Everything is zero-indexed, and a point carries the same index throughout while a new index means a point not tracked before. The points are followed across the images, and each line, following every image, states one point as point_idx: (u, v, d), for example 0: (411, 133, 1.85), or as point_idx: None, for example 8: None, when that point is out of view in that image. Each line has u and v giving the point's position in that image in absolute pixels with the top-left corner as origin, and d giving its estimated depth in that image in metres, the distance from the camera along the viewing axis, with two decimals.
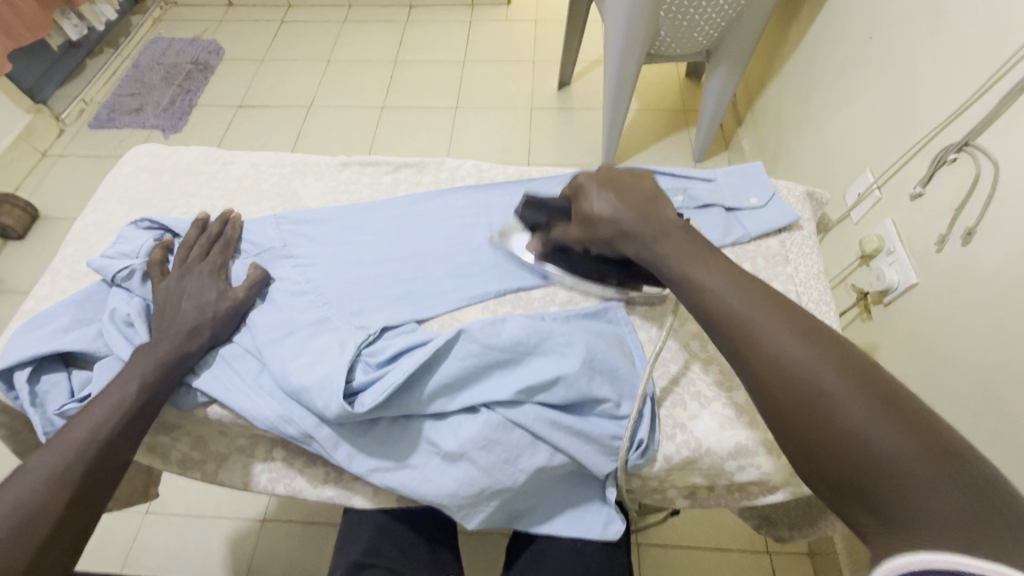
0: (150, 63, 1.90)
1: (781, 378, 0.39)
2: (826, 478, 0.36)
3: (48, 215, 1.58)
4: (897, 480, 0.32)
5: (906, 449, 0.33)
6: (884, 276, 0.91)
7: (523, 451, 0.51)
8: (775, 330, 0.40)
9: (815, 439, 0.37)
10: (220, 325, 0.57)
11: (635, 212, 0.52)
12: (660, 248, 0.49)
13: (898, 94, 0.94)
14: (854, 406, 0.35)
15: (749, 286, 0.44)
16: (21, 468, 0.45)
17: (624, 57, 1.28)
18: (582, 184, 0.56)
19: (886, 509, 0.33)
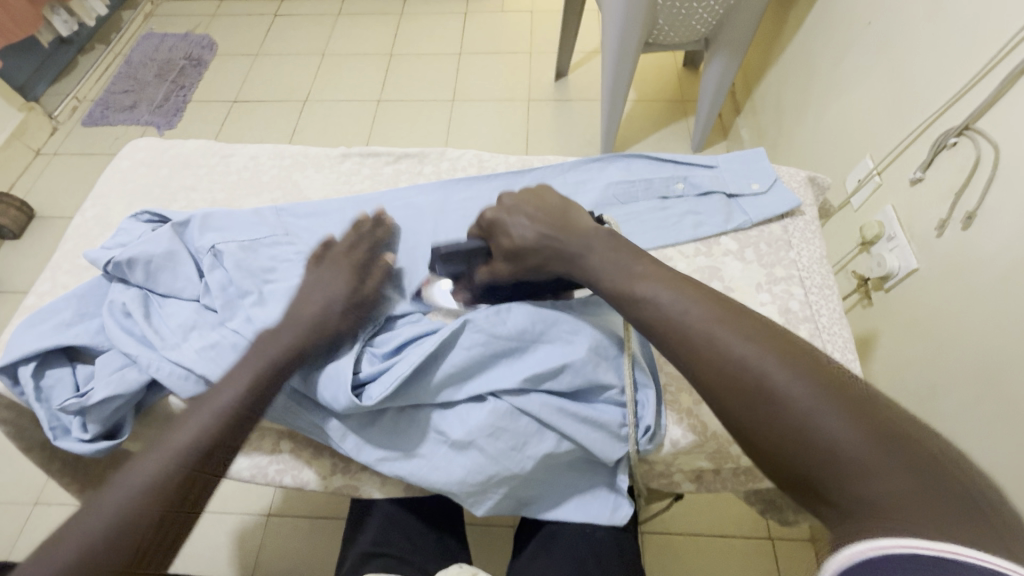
0: (143, 59, 1.88)
1: (728, 379, 0.39)
2: (781, 472, 0.36)
3: (44, 214, 1.57)
4: (846, 466, 0.33)
5: (846, 436, 0.34)
6: (885, 262, 0.91)
7: (530, 438, 0.51)
8: (722, 331, 0.41)
9: (769, 437, 0.37)
10: (353, 322, 0.55)
11: (558, 229, 0.54)
12: (588, 261, 0.52)
13: (898, 79, 0.94)
14: (801, 397, 0.36)
15: (693, 292, 0.45)
16: (120, 468, 0.41)
17: (622, 46, 1.27)
18: (495, 222, 0.58)
19: (837, 496, 0.33)
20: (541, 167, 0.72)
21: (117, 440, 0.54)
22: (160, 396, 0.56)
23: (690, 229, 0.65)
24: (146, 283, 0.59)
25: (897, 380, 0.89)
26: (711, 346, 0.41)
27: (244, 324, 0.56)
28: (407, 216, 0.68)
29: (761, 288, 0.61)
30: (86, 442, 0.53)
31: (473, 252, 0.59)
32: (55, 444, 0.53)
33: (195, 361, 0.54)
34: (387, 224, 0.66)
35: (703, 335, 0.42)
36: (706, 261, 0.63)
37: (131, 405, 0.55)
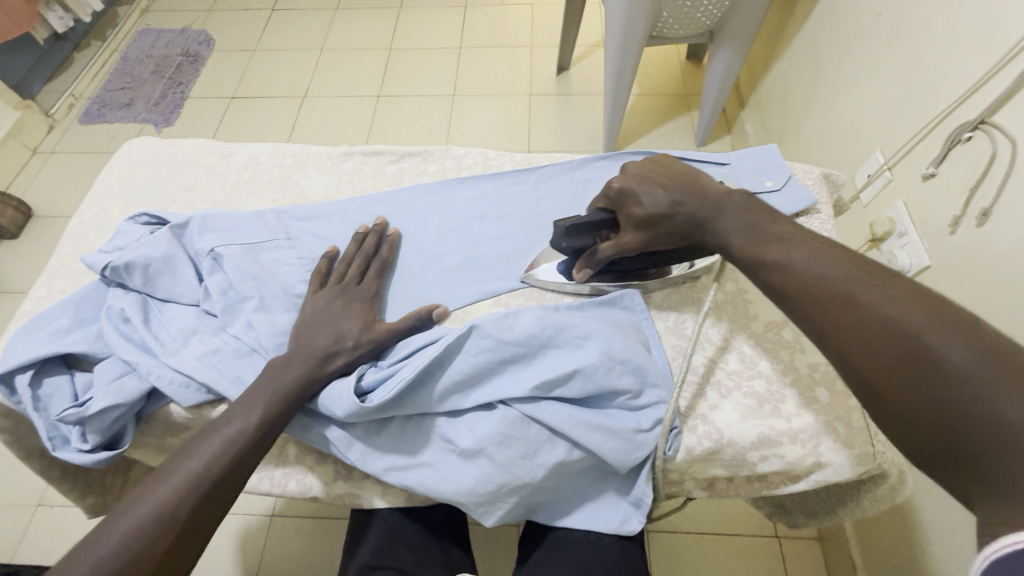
0: (139, 56, 1.85)
1: (873, 346, 0.36)
2: (932, 447, 0.33)
3: (41, 213, 1.55)
4: (1021, 443, 0.30)
5: (1018, 412, 0.30)
6: (896, 259, 0.89)
7: (541, 446, 0.50)
8: (869, 294, 0.38)
9: (918, 405, 0.34)
10: (362, 353, 0.54)
11: (687, 194, 0.50)
12: (724, 226, 0.47)
13: (910, 72, 0.92)
14: (964, 367, 0.33)
15: (836, 255, 0.41)
16: (129, 498, 0.43)
17: (626, 39, 1.25)
18: (625, 188, 0.52)
19: (997, 476, 0.30)
20: (548, 165, 0.71)
21: (118, 450, 0.52)
22: (161, 405, 0.55)
23: None
24: (144, 288, 0.58)
25: None
26: (855, 311, 0.38)
27: (246, 329, 0.56)
28: (411, 216, 0.67)
29: None
30: (86, 452, 0.52)
31: (599, 225, 0.54)
32: (54, 454, 0.52)
33: (197, 368, 0.53)
34: (394, 240, 0.63)
35: (844, 297, 0.38)
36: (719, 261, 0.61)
37: (132, 413, 0.53)
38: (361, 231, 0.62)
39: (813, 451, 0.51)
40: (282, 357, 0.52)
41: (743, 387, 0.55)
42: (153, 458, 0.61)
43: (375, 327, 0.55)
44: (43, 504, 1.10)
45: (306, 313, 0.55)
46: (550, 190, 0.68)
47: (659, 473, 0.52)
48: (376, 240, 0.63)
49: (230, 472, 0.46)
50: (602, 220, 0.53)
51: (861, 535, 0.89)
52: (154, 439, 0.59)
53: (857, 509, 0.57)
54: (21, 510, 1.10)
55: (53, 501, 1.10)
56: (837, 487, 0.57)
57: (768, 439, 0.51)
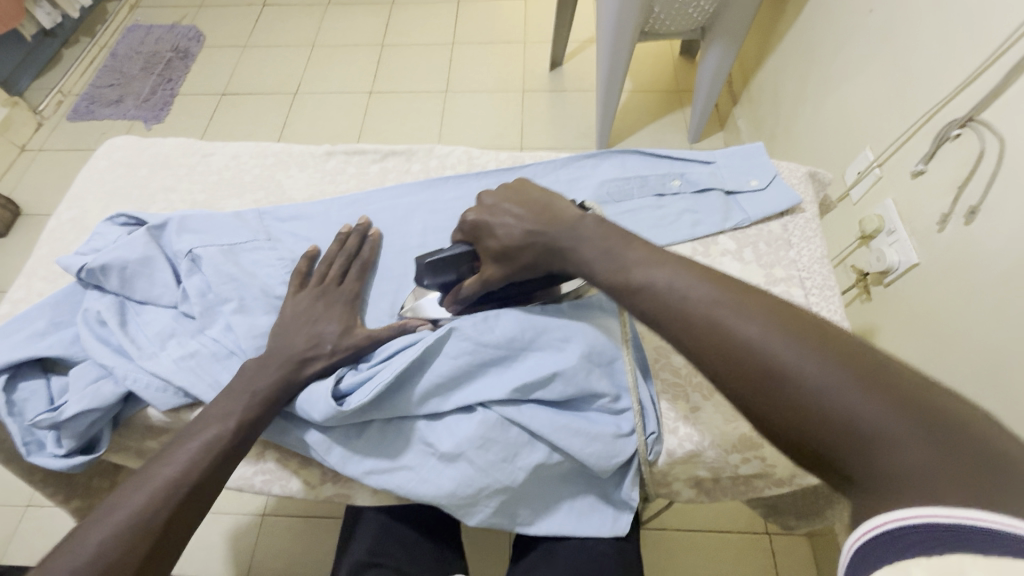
0: (128, 52, 1.83)
1: (735, 365, 0.36)
2: (799, 455, 0.34)
3: (30, 212, 1.54)
4: (867, 441, 0.31)
5: (868, 409, 0.31)
6: (884, 257, 0.89)
7: (521, 448, 0.49)
8: (723, 312, 0.38)
9: (781, 418, 0.34)
10: (343, 356, 0.53)
11: (544, 222, 0.51)
12: (581, 252, 0.48)
13: (900, 69, 0.91)
14: (813, 375, 0.33)
15: (692, 270, 0.41)
16: (104, 507, 0.42)
17: (618, 35, 1.24)
18: (477, 221, 0.54)
19: (859, 474, 0.31)
20: (532, 164, 0.70)
21: (95, 454, 0.52)
22: (139, 408, 0.54)
23: (686, 228, 0.62)
24: (122, 290, 0.57)
25: None
26: (713, 330, 0.38)
27: (225, 332, 0.56)
28: (394, 216, 0.66)
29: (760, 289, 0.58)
30: (61, 457, 0.51)
31: (459, 259, 0.55)
32: (30, 459, 0.52)
33: (174, 372, 0.53)
34: (376, 240, 0.62)
35: (706, 319, 0.38)
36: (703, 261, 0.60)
37: (108, 418, 0.53)
38: (343, 231, 0.62)
39: None
40: (259, 360, 0.51)
41: None
42: (134, 461, 0.61)
43: (355, 331, 0.55)
44: (31, 506, 1.09)
45: (285, 314, 0.55)
46: None
47: (645, 476, 0.53)
48: (357, 241, 0.62)
49: (208, 477, 0.45)
50: (462, 254, 0.55)
51: (851, 532, 0.89)
52: (133, 443, 0.59)
53: (842, 508, 0.56)
54: (10, 511, 1.09)
55: (41, 503, 1.09)
56: (822, 486, 0.57)
57: (751, 441, 0.51)
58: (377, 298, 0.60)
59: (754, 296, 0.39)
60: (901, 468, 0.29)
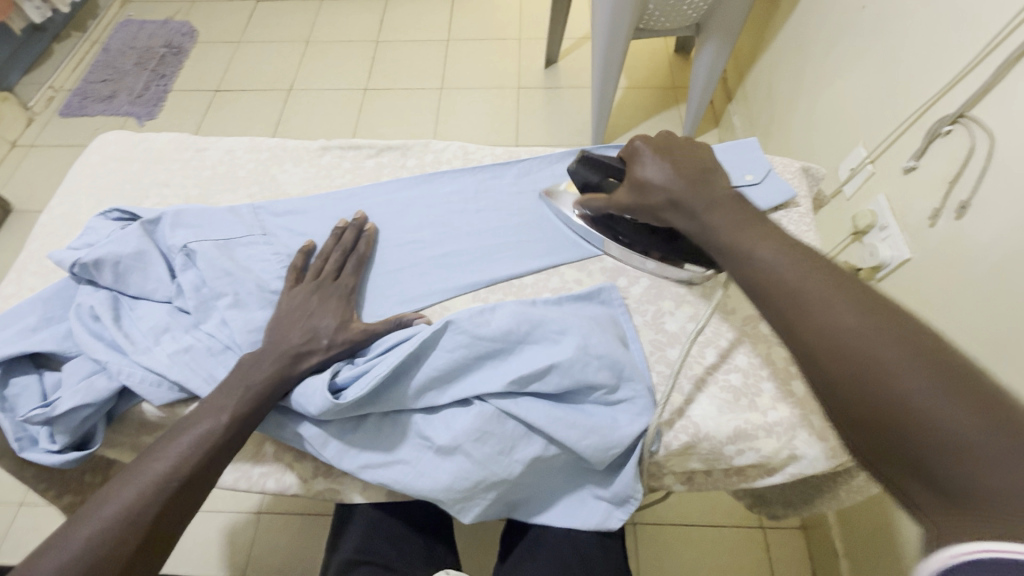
0: (120, 47, 1.82)
1: (831, 351, 0.35)
2: (881, 455, 0.32)
3: (21, 209, 1.52)
4: (962, 452, 0.28)
5: (971, 421, 0.29)
6: (877, 252, 0.90)
7: (517, 441, 0.50)
8: (834, 300, 0.37)
9: (870, 413, 0.32)
10: (336, 352, 0.53)
11: (687, 181, 0.50)
12: (710, 217, 0.47)
13: (893, 65, 0.92)
14: (916, 375, 0.31)
15: (811, 261, 0.40)
16: (95, 501, 0.42)
17: (613, 32, 1.24)
18: (637, 149, 0.55)
19: (948, 486, 0.28)
20: (528, 159, 0.70)
21: (88, 450, 0.52)
22: (133, 404, 0.54)
23: None
24: (115, 285, 0.57)
25: None
26: (820, 313, 0.37)
27: (220, 327, 0.55)
28: (390, 211, 0.66)
29: None
30: (55, 452, 0.51)
31: (612, 170, 0.60)
32: (22, 455, 0.51)
33: (169, 367, 0.52)
34: (372, 235, 0.62)
35: (809, 302, 0.38)
36: None
37: (102, 413, 0.52)
38: (340, 226, 0.62)
39: (788, 444, 0.51)
40: (254, 355, 0.51)
41: (720, 380, 0.55)
42: (129, 457, 0.61)
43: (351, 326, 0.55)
44: (25, 504, 1.09)
45: (281, 310, 0.55)
46: (530, 184, 0.68)
47: (647, 466, 0.52)
48: (353, 236, 0.62)
49: (201, 472, 0.45)
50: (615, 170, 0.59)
51: (844, 524, 0.90)
52: (128, 439, 0.58)
53: (834, 498, 0.57)
54: (4, 509, 1.09)
55: (34, 501, 1.08)
56: (816, 476, 0.57)
57: (745, 432, 0.51)
58: (375, 291, 0.61)
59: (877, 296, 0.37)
60: (995, 490, 0.27)
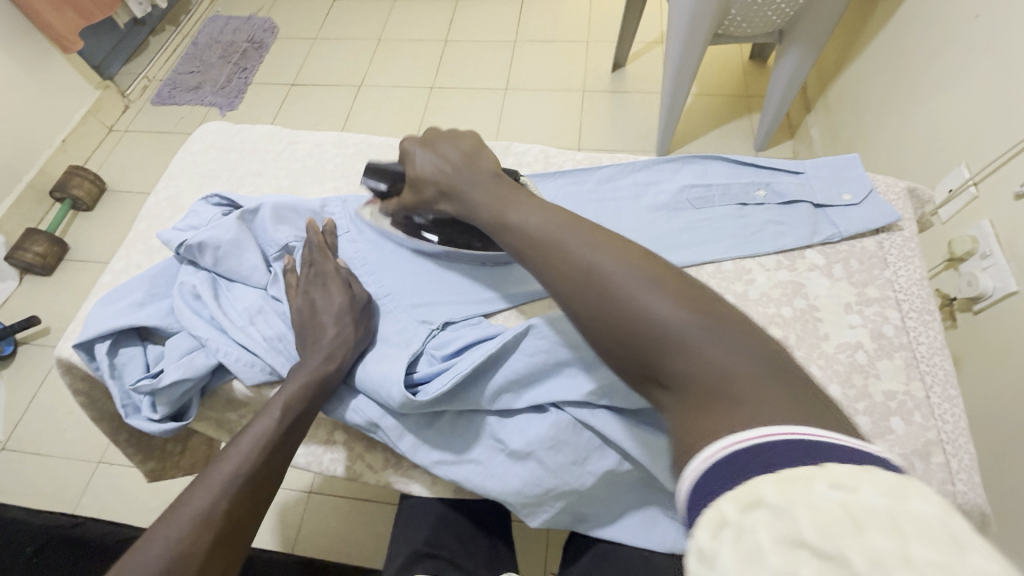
0: (209, 42, 1.93)
1: (578, 286, 0.40)
2: (625, 364, 0.37)
3: (114, 189, 1.64)
4: (679, 347, 0.34)
5: (676, 318, 0.35)
6: (976, 282, 0.84)
7: (591, 453, 0.49)
8: (576, 243, 0.43)
9: (613, 329, 0.38)
10: (362, 331, 0.56)
11: (455, 168, 0.56)
12: (472, 197, 0.53)
13: (1008, 81, 0.85)
14: (637, 287, 0.38)
15: (558, 212, 0.47)
16: (174, 504, 0.44)
17: (690, 37, 1.21)
18: (407, 149, 0.60)
19: (671, 379, 0.35)
20: (609, 165, 0.68)
21: (184, 422, 0.55)
22: (225, 381, 0.57)
23: (769, 240, 0.60)
24: (214, 267, 0.60)
25: (981, 412, 0.81)
26: (564, 257, 0.42)
27: None
28: None
29: (850, 309, 0.55)
30: (155, 421, 0.54)
31: (395, 178, 0.63)
32: (126, 420, 0.55)
33: (265, 350, 0.55)
34: (314, 224, 0.62)
35: (557, 249, 0.43)
36: (788, 276, 0.58)
37: (197, 388, 0.55)
38: (308, 228, 0.62)
39: None
40: (301, 357, 0.54)
41: None
42: (213, 430, 0.64)
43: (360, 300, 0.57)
44: (104, 462, 1.18)
45: (295, 314, 0.56)
46: (611, 191, 0.65)
47: None
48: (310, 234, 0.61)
49: (261, 470, 0.47)
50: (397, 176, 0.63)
51: None
52: (215, 414, 0.61)
53: None
54: (84, 465, 1.18)
55: (113, 460, 1.17)
56: None
57: None
58: (421, 288, 0.61)
59: (605, 232, 0.44)
60: (696, 369, 0.33)
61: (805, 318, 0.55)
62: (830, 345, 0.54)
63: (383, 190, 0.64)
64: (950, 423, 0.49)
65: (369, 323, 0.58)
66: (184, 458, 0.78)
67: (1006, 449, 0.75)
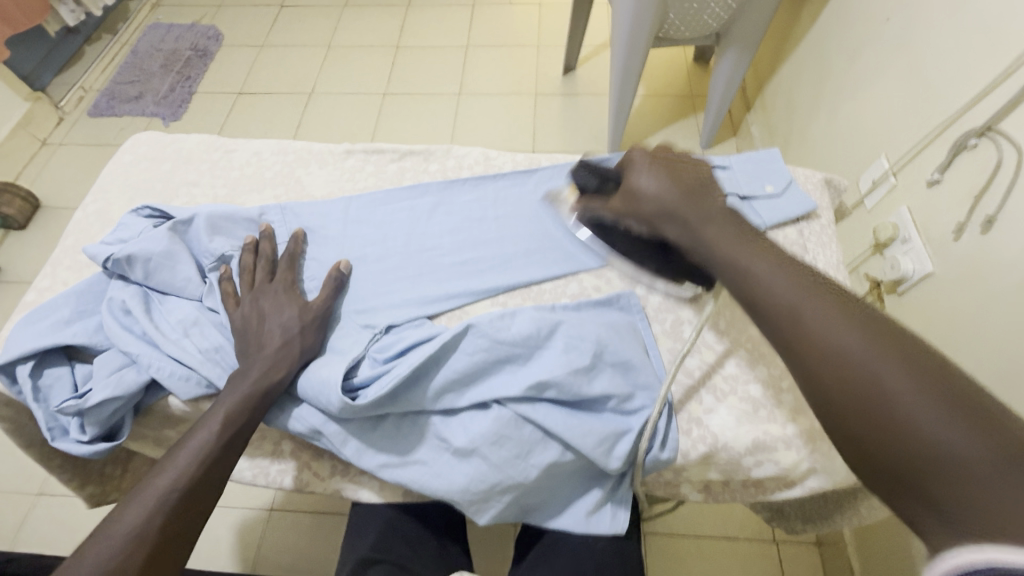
0: (149, 50, 1.86)
1: (833, 369, 0.35)
2: (886, 473, 0.32)
3: (49, 205, 1.56)
4: (976, 484, 0.28)
5: (971, 446, 0.29)
6: (898, 265, 0.89)
7: (534, 446, 0.50)
8: (831, 321, 0.36)
9: (877, 430, 0.32)
10: (315, 341, 0.55)
11: (680, 198, 0.48)
12: (703, 232, 0.46)
13: (918, 78, 0.91)
14: (917, 395, 0.31)
15: (809, 275, 0.40)
16: (104, 522, 0.42)
17: (632, 41, 1.24)
18: (632, 158, 0.53)
19: (956, 516, 0.28)
20: (547, 167, 0.70)
21: (116, 441, 0.53)
22: (160, 397, 0.55)
23: None
24: (145, 280, 0.58)
25: None
26: (809, 331, 0.37)
27: None
28: (412, 216, 0.67)
29: None
30: (85, 443, 0.52)
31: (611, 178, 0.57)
32: (53, 444, 0.53)
33: (201, 362, 0.54)
34: (299, 236, 0.63)
35: (800, 319, 0.38)
36: None
37: (130, 406, 0.54)
38: (248, 241, 0.61)
39: (807, 457, 0.51)
40: (241, 366, 0.53)
41: (739, 392, 0.55)
42: (152, 449, 0.62)
43: (317, 308, 0.57)
44: (45, 494, 1.11)
45: (238, 322, 0.55)
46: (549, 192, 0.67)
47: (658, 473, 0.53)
48: (270, 243, 0.61)
49: (202, 482, 0.45)
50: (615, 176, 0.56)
51: (862, 544, 0.88)
52: (152, 432, 0.59)
53: (852, 514, 0.57)
54: (23, 499, 1.11)
55: (54, 490, 1.11)
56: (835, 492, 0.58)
57: (763, 444, 0.51)
58: (367, 292, 0.61)
59: (866, 311, 0.37)
60: (1003, 520, 0.26)
61: None
62: None
63: (590, 186, 0.58)
64: None
65: (325, 334, 0.57)
66: (127, 481, 0.75)
67: None
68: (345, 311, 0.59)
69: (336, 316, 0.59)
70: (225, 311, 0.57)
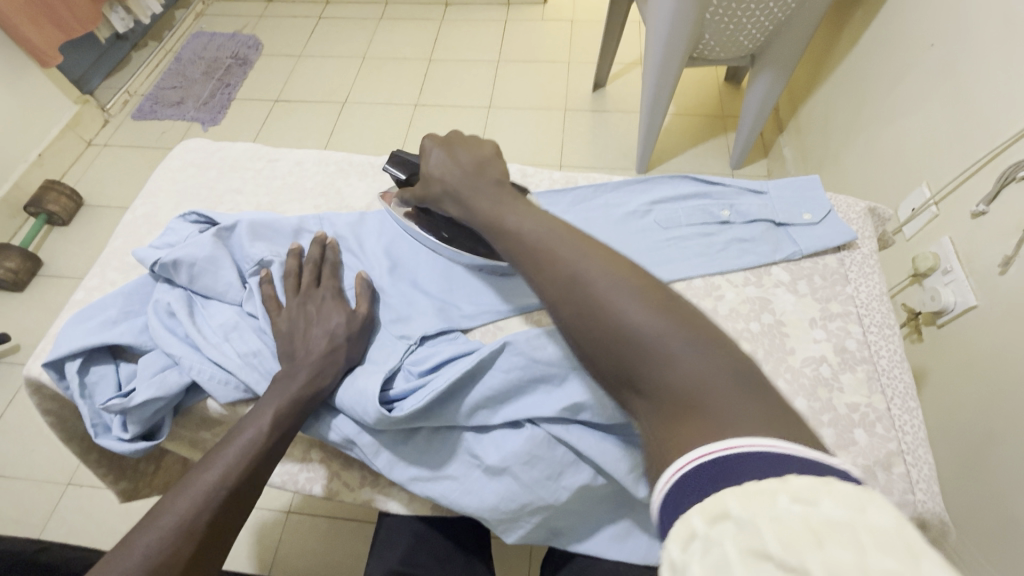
0: (192, 57, 1.94)
1: (568, 293, 0.40)
2: (608, 373, 0.37)
3: (91, 203, 1.62)
4: (658, 361, 0.34)
5: (659, 332, 0.35)
6: (938, 296, 0.87)
7: (566, 468, 0.50)
8: (563, 249, 0.42)
9: (596, 335, 0.37)
10: (357, 350, 0.56)
11: (462, 177, 0.54)
12: (472, 200, 0.52)
13: (963, 106, 0.89)
14: (622, 299, 0.37)
15: (548, 217, 0.47)
16: (151, 515, 0.43)
17: (667, 60, 1.25)
18: (426, 149, 0.59)
19: (649, 393, 0.34)
20: (584, 186, 0.70)
21: (155, 441, 0.54)
22: (199, 399, 0.57)
23: (734, 257, 0.62)
24: (190, 284, 0.60)
25: (948, 424, 0.84)
26: (554, 261, 0.42)
27: None
28: None
29: (815, 324, 0.57)
30: (126, 441, 0.54)
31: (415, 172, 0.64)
32: (96, 440, 0.54)
33: (240, 367, 0.55)
34: (336, 245, 0.64)
35: (542, 252, 0.43)
36: (755, 292, 0.60)
37: (170, 406, 0.55)
38: (292, 248, 0.62)
39: None
40: (283, 370, 0.53)
41: None
42: (186, 450, 0.63)
43: (360, 317, 0.57)
44: (73, 484, 1.14)
45: (282, 328, 0.56)
46: (584, 212, 0.67)
47: None
48: (315, 249, 0.63)
49: (245, 483, 0.46)
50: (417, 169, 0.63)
51: None
52: (189, 433, 0.61)
53: None
54: (51, 488, 1.14)
55: (82, 481, 1.14)
56: None
57: None
58: (401, 302, 0.61)
59: (587, 239, 0.44)
60: (677, 385, 0.33)
61: (771, 333, 0.57)
62: (796, 359, 0.55)
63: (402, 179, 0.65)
64: (910, 433, 0.51)
65: (365, 344, 0.58)
66: (157, 479, 0.76)
67: (968, 460, 0.78)
68: (382, 323, 0.60)
69: (373, 326, 0.59)
70: (268, 317, 0.58)
